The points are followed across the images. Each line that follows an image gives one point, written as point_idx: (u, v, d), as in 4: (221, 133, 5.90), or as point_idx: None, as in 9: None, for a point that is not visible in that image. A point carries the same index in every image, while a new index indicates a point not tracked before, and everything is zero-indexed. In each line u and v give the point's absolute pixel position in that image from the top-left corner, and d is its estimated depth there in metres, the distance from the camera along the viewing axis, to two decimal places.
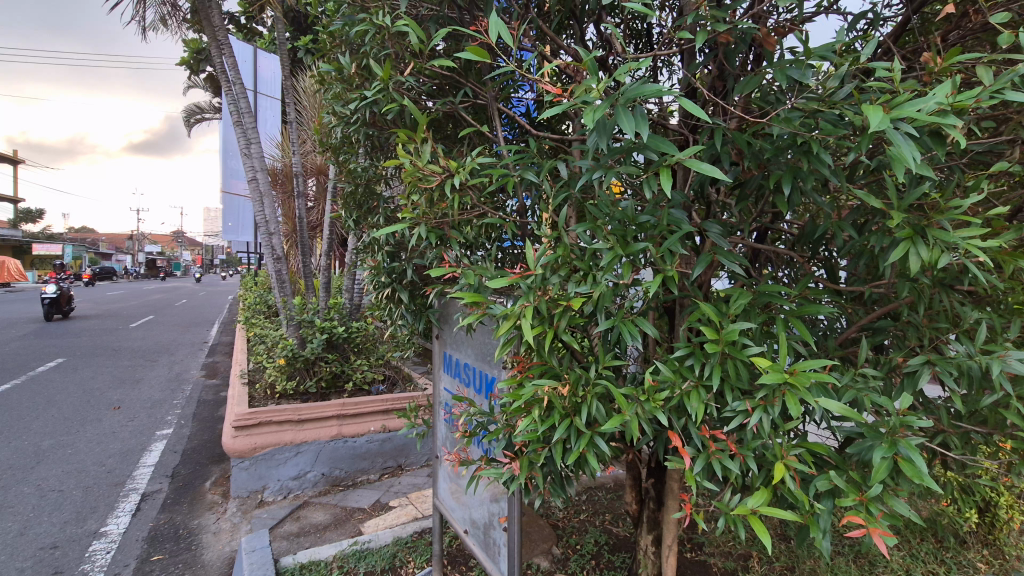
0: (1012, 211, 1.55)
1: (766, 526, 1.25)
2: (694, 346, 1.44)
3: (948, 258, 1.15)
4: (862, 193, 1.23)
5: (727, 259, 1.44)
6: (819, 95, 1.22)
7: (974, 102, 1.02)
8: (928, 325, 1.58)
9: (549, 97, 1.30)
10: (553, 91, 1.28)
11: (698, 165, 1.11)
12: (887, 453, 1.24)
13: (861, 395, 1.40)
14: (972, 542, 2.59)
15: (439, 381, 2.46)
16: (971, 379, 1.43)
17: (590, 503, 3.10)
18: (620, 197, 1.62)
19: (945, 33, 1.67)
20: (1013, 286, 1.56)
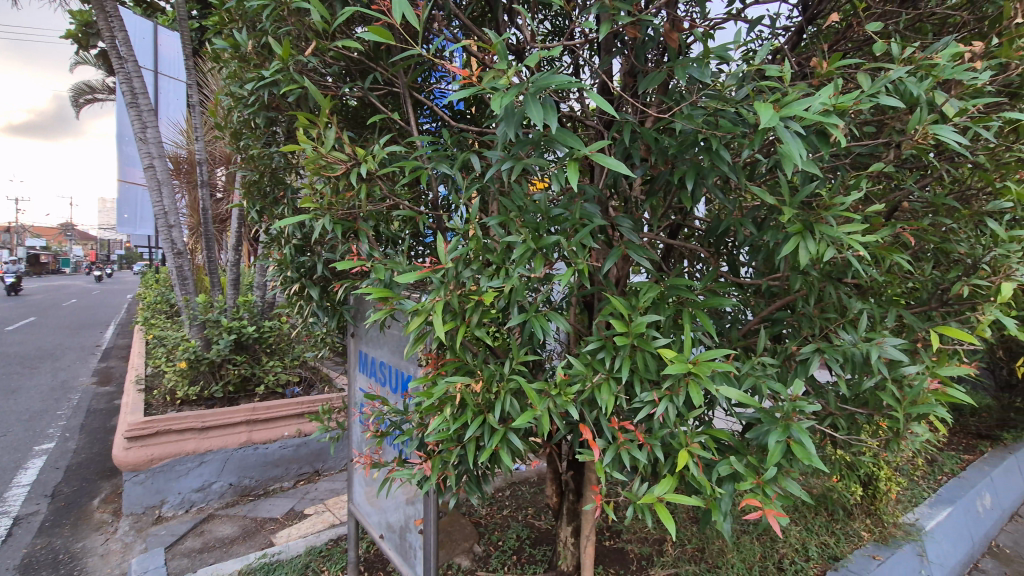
0: (889, 210, 1.70)
1: (670, 514, 1.29)
2: (605, 339, 1.46)
3: (832, 253, 1.23)
4: (759, 189, 1.29)
5: (637, 253, 1.47)
6: (719, 94, 1.26)
7: (854, 104, 1.08)
8: (819, 315, 1.69)
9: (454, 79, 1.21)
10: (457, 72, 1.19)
11: (604, 160, 1.10)
12: (781, 436, 1.33)
13: (759, 382, 1.50)
14: (858, 513, 2.82)
15: (354, 381, 2.35)
16: (853, 364, 1.56)
17: (513, 499, 3.08)
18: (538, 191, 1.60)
19: (833, 46, 1.79)
20: (890, 279, 1.71)
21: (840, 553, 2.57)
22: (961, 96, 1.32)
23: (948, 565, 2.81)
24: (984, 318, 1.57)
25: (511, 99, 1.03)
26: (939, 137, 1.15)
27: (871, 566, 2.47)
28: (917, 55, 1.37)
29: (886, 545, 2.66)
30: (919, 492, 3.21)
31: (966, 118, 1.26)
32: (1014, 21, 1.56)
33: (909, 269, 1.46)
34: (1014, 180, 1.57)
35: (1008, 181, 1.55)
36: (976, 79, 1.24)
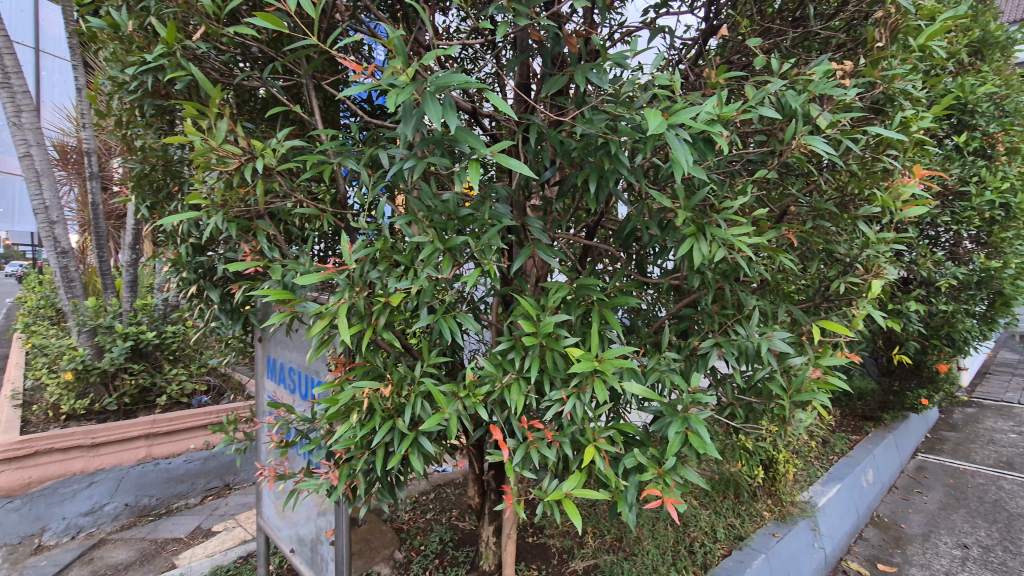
0: (777, 214, 1.84)
1: (577, 509, 1.32)
2: (515, 339, 1.47)
3: (721, 253, 1.32)
4: (657, 193, 1.35)
5: (545, 254, 1.50)
6: (619, 101, 1.31)
7: (736, 115, 1.16)
8: (719, 312, 1.80)
9: (349, 73, 1.18)
10: (352, 67, 1.17)
11: (505, 160, 1.10)
12: (680, 428, 1.40)
13: (663, 376, 1.57)
14: (761, 494, 3.02)
15: (263, 389, 2.23)
16: (746, 357, 1.67)
17: (437, 502, 3.04)
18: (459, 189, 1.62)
19: (729, 59, 1.91)
20: (778, 278, 1.85)
21: (745, 533, 2.74)
22: (832, 110, 1.45)
23: (837, 537, 3.08)
24: (857, 312, 1.73)
25: (408, 95, 1.01)
26: (812, 148, 1.26)
27: (772, 542, 2.66)
28: (795, 71, 1.50)
29: (784, 523, 2.86)
30: (814, 471, 3.49)
31: (836, 131, 1.39)
32: (878, 45, 1.74)
33: (792, 268, 1.59)
34: (880, 187, 1.75)
35: (875, 189, 1.73)
36: (844, 95, 1.37)
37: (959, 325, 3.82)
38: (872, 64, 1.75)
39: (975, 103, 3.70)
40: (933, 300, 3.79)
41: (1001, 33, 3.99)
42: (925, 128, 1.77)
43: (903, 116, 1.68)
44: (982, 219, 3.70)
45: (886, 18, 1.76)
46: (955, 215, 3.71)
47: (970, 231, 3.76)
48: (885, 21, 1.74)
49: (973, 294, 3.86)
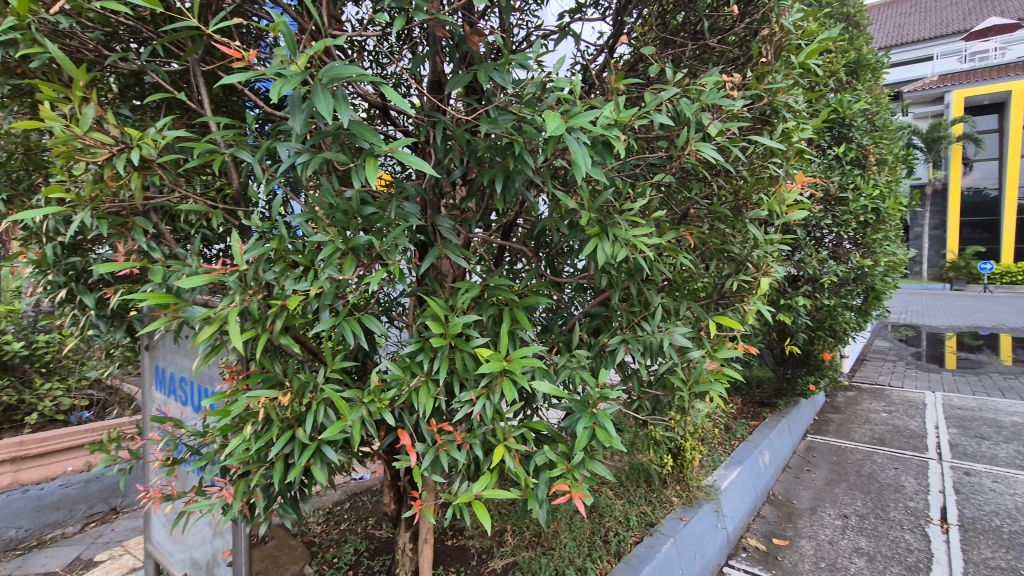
0: (679, 216, 1.94)
1: (486, 510, 1.32)
2: (423, 341, 1.43)
3: (623, 253, 1.38)
4: (562, 194, 1.38)
5: (453, 254, 1.49)
6: (522, 100, 1.31)
7: (633, 120, 1.21)
8: (626, 309, 1.86)
9: (232, 61, 1.11)
10: (234, 54, 1.09)
11: (405, 156, 1.06)
12: (587, 423, 1.45)
13: (572, 373, 1.60)
14: (670, 481, 3.17)
15: (152, 402, 2.04)
16: (651, 352, 1.75)
17: (352, 511, 2.93)
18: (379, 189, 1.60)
19: (635, 64, 1.98)
20: (679, 276, 1.96)
21: (655, 520, 2.86)
22: (723, 120, 1.56)
23: (739, 517, 3.29)
24: (749, 308, 1.93)
25: (294, 85, 0.97)
26: (702, 154, 1.35)
27: (679, 526, 2.77)
28: (690, 80, 1.59)
29: (691, 507, 2.99)
30: (718, 457, 3.72)
31: (725, 139, 1.50)
32: (764, 60, 1.89)
33: (690, 266, 1.69)
34: (767, 193, 1.90)
35: (761, 193, 1.88)
36: (732, 106, 1.48)
37: (840, 317, 4.25)
38: (760, 77, 1.90)
39: (851, 118, 4.11)
40: (818, 295, 4.18)
41: (872, 56, 4.46)
42: (803, 138, 1.95)
43: (785, 127, 1.84)
44: (857, 222, 4.13)
45: (771, 35, 1.91)
46: (835, 218, 4.12)
47: (848, 233, 4.19)
48: (770, 39, 1.90)
49: (850, 289, 4.30)
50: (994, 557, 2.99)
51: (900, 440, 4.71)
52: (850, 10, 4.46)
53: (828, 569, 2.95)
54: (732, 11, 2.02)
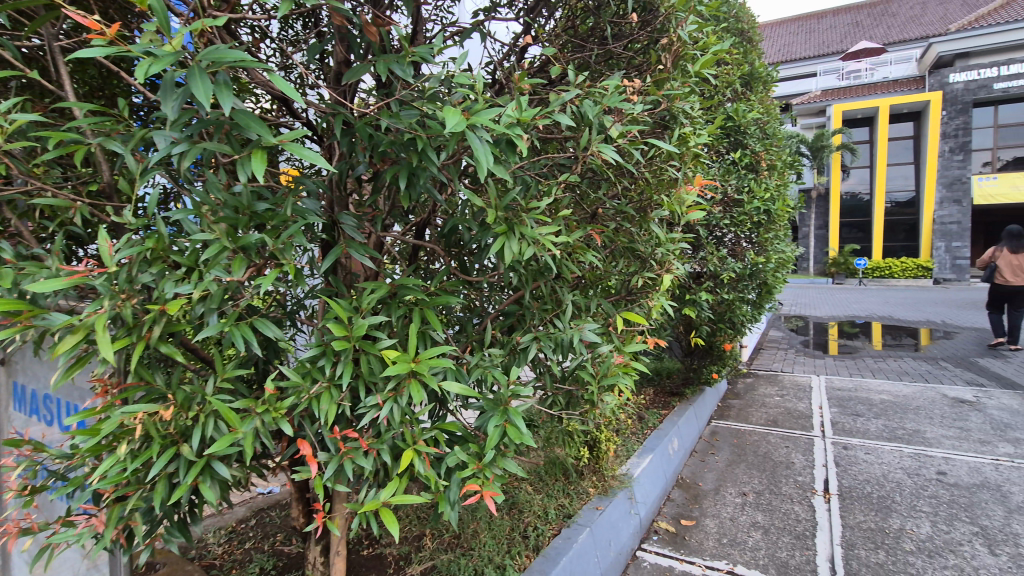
0: (588, 215, 1.99)
1: (393, 517, 1.28)
2: (324, 344, 1.37)
3: (530, 251, 1.39)
4: (469, 192, 1.37)
5: (355, 253, 1.44)
6: (423, 95, 1.28)
7: (534, 119, 1.23)
8: (539, 307, 1.88)
9: (86, 34, 0.98)
10: (87, 25, 0.97)
11: (300, 150, 1.05)
12: (498, 422, 1.45)
13: (484, 372, 1.59)
14: (586, 473, 3.26)
15: (10, 423, 1.80)
16: (561, 348, 1.78)
17: (258, 528, 2.74)
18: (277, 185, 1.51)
19: (544, 65, 2.02)
20: (588, 274, 2.02)
21: (572, 511, 2.92)
22: (623, 122, 1.64)
23: (650, 502, 3.44)
24: (653, 303, 2.04)
25: (169, 65, 0.89)
26: (603, 155, 1.42)
27: (595, 516, 2.83)
28: (592, 83, 1.64)
29: (606, 496, 3.06)
30: (632, 446, 3.88)
31: (625, 141, 1.57)
32: (662, 67, 2.00)
33: (595, 264, 1.75)
34: (667, 194, 2.01)
35: (662, 194, 1.99)
36: (630, 110, 1.55)
37: (738, 310, 4.59)
38: (659, 83, 2.00)
39: (745, 125, 4.45)
40: (719, 290, 4.49)
41: (763, 69, 4.85)
42: (699, 143, 2.08)
43: (681, 132, 1.95)
44: (751, 222, 4.48)
45: (669, 45, 2.01)
46: (733, 218, 4.44)
47: (744, 232, 4.53)
48: (669, 48, 2.01)
49: (746, 284, 4.65)
50: (866, 520, 3.35)
51: (790, 421, 5.17)
52: (743, 26, 4.81)
53: (729, 544, 3.17)
54: (634, 20, 2.11)
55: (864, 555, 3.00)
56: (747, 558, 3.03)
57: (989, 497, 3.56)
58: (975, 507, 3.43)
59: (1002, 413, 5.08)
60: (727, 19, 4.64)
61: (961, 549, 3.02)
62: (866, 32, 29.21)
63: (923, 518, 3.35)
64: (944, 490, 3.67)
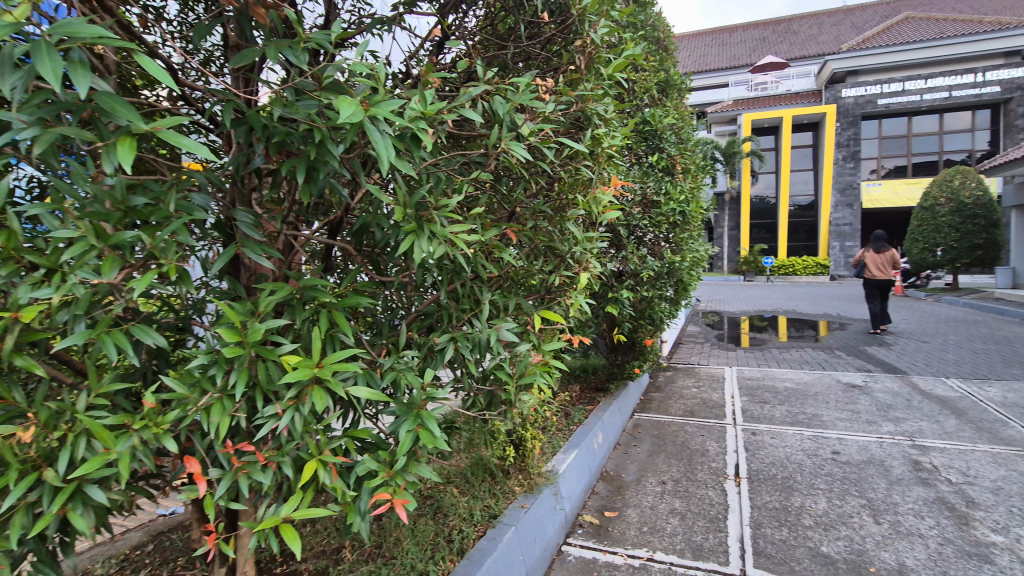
0: (506, 214, 1.98)
1: (295, 533, 1.21)
2: (216, 352, 1.26)
3: (440, 250, 1.36)
4: (375, 189, 1.32)
5: (251, 254, 1.35)
6: (319, 84, 1.22)
7: (438, 114, 1.20)
8: (457, 307, 1.84)
9: None
10: None
11: (178, 140, 0.99)
12: (411, 426, 1.40)
13: (398, 375, 1.54)
14: (513, 471, 3.24)
15: None
16: (479, 348, 1.76)
17: (156, 553, 2.51)
18: (162, 179, 1.38)
19: (459, 60, 1.98)
20: (506, 272, 2.01)
21: (498, 511, 2.89)
22: (536, 121, 1.65)
23: (575, 496, 3.49)
24: (571, 301, 2.07)
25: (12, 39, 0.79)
26: (513, 153, 1.43)
27: (520, 514, 2.83)
28: (504, 80, 1.63)
29: (532, 494, 3.08)
30: (557, 443, 3.93)
31: (537, 140, 1.58)
32: (575, 69, 2.04)
33: (510, 262, 1.74)
34: (581, 194, 2.04)
35: (577, 193, 2.03)
36: (541, 109, 1.57)
37: (657, 307, 4.78)
38: (573, 84, 2.03)
39: (661, 130, 4.64)
40: (639, 288, 4.67)
41: (677, 77, 5.07)
42: (612, 144, 2.13)
43: (594, 133, 1.99)
44: (669, 222, 4.67)
45: (583, 47, 2.06)
46: (652, 219, 4.60)
47: (662, 232, 4.71)
48: (583, 50, 2.05)
49: (664, 281, 4.85)
50: (772, 500, 3.60)
51: (706, 411, 5.46)
52: (660, 35, 5.00)
53: (649, 532, 3.29)
54: (547, 21, 2.12)
55: (770, 533, 3.22)
56: (666, 544, 3.15)
57: (874, 471, 3.94)
58: (863, 481, 3.79)
59: (884, 396, 5.64)
60: (643, 27, 4.81)
61: (851, 520, 3.31)
62: (771, 48, 31.53)
63: (820, 494, 3.64)
64: (837, 468, 4.01)
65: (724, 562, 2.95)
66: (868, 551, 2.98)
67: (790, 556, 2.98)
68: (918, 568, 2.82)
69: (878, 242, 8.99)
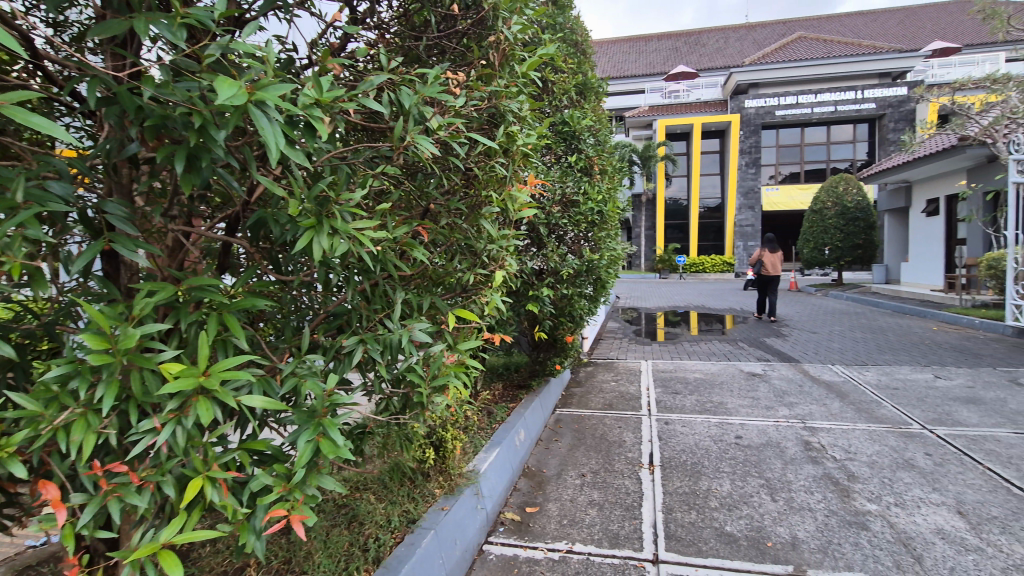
0: (419, 212, 1.93)
1: (177, 560, 1.10)
2: (79, 361, 1.11)
3: (342, 246, 1.29)
4: (267, 180, 1.23)
5: (122, 250, 1.21)
6: (199, 64, 1.11)
7: (334, 101, 1.15)
8: (368, 307, 1.76)
9: None
10: None
11: (29, 118, 0.90)
12: (311, 436, 1.33)
13: (300, 381, 1.44)
14: (433, 474, 3.16)
15: None
16: (390, 350, 1.69)
17: None
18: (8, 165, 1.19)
19: (368, 51, 1.89)
20: (419, 270, 1.95)
21: (417, 515, 2.82)
22: (446, 116, 1.63)
23: (496, 495, 3.48)
24: (486, 300, 2.06)
25: None
26: (418, 147, 1.39)
27: (440, 516, 2.78)
28: (413, 72, 1.58)
29: (452, 495, 3.03)
30: (479, 443, 3.90)
31: (446, 134, 1.54)
32: (489, 66, 2.03)
33: (421, 260, 1.70)
34: (495, 191, 2.03)
35: (491, 190, 2.02)
36: (450, 102, 1.53)
37: (576, 304, 4.89)
38: (486, 80, 2.02)
39: (579, 131, 4.74)
40: (559, 285, 4.75)
41: (595, 80, 5.20)
42: (526, 142, 2.13)
43: (507, 131, 1.99)
44: (587, 222, 4.78)
45: (497, 43, 2.06)
46: (571, 218, 4.69)
47: (581, 231, 4.81)
48: (497, 47, 2.05)
49: (583, 279, 4.95)
50: (682, 485, 3.80)
51: (623, 403, 5.67)
52: (577, 38, 5.09)
53: (569, 524, 3.36)
54: (459, 15, 2.08)
55: (680, 516, 3.39)
56: (584, 535, 3.23)
57: (772, 453, 4.27)
58: (762, 463, 4.09)
59: (780, 383, 6.14)
60: (561, 30, 4.89)
61: (752, 500, 3.56)
62: (683, 58, 33.35)
63: (726, 477, 3.89)
64: (739, 451, 4.31)
65: (638, 547, 3.07)
66: (766, 527, 3.22)
67: (697, 537, 3.15)
68: (808, 539, 3.08)
69: (771, 245, 9.95)
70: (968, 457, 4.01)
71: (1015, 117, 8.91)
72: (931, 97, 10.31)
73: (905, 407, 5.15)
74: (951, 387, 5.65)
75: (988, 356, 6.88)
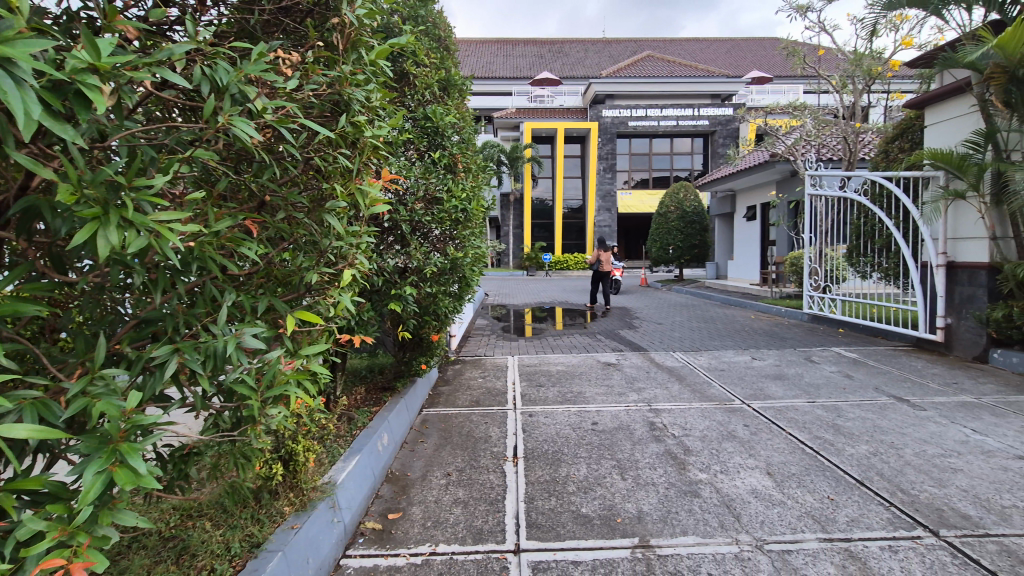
0: (253, 204, 1.76)
1: None
2: None
3: (139, 241, 1.11)
4: (32, 160, 1.01)
5: None
6: None
7: (116, 68, 0.99)
8: (186, 311, 1.54)
9: None
10: None
11: None
12: (101, 466, 1.13)
13: (91, 401, 1.21)
14: (281, 491, 2.90)
15: None
16: (213, 360, 1.49)
17: None
18: None
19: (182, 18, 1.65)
20: (254, 269, 1.77)
21: (261, 538, 2.56)
22: (274, 99, 1.50)
23: (354, 505, 3.29)
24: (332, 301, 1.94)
25: None
26: (237, 130, 1.27)
27: (289, 536, 2.56)
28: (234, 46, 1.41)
29: (304, 511, 2.80)
30: (336, 451, 3.68)
31: (274, 118, 1.42)
32: (331, 50, 1.90)
33: (250, 257, 1.54)
34: (339, 184, 1.92)
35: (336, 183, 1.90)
36: (277, 83, 1.42)
37: (441, 302, 4.83)
38: (328, 65, 1.88)
39: (442, 128, 4.70)
40: (423, 284, 4.66)
41: (458, 78, 5.17)
42: (375, 134, 2.04)
43: (353, 121, 1.88)
44: (451, 220, 4.74)
45: (340, 26, 1.92)
46: (435, 215, 4.61)
47: (446, 229, 4.75)
48: (340, 31, 1.92)
49: (448, 277, 4.89)
50: (543, 474, 3.95)
51: (489, 399, 5.76)
52: (440, 33, 5.03)
53: (433, 526, 3.31)
54: None
55: (540, 504, 3.52)
56: (448, 535, 3.21)
57: (622, 435, 4.63)
58: (614, 445, 4.42)
59: (631, 371, 6.69)
60: (423, 24, 4.80)
61: (605, 480, 3.83)
62: (547, 65, 34.87)
63: (583, 462, 4.13)
64: (595, 437, 4.60)
65: (501, 540, 3.13)
66: (616, 505, 3.48)
67: (556, 522, 3.30)
68: (651, 511, 3.39)
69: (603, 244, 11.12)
70: (776, 425, 4.73)
71: (809, 139, 10.71)
72: (749, 118, 11.98)
73: (729, 386, 5.92)
74: (764, 366, 6.63)
75: (791, 339, 8.19)
